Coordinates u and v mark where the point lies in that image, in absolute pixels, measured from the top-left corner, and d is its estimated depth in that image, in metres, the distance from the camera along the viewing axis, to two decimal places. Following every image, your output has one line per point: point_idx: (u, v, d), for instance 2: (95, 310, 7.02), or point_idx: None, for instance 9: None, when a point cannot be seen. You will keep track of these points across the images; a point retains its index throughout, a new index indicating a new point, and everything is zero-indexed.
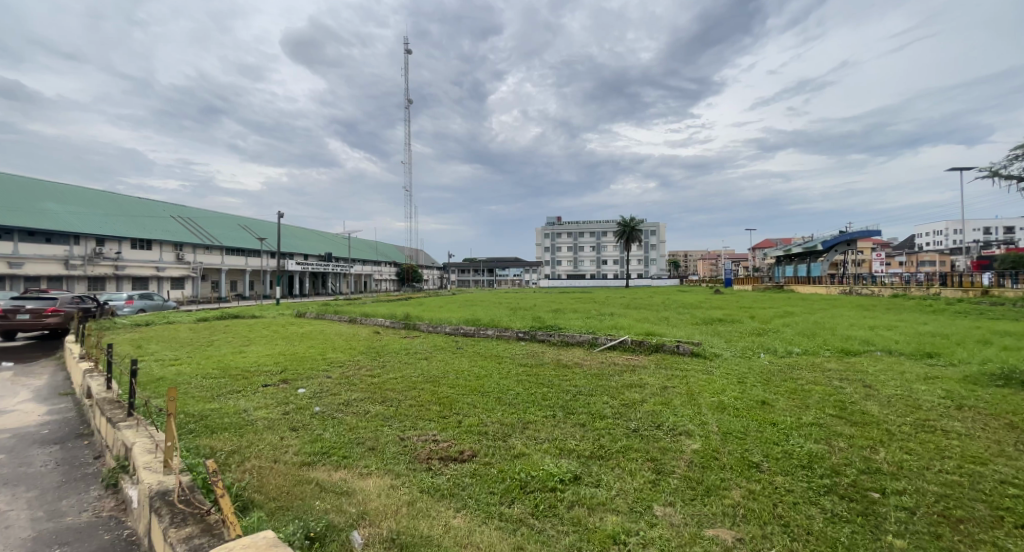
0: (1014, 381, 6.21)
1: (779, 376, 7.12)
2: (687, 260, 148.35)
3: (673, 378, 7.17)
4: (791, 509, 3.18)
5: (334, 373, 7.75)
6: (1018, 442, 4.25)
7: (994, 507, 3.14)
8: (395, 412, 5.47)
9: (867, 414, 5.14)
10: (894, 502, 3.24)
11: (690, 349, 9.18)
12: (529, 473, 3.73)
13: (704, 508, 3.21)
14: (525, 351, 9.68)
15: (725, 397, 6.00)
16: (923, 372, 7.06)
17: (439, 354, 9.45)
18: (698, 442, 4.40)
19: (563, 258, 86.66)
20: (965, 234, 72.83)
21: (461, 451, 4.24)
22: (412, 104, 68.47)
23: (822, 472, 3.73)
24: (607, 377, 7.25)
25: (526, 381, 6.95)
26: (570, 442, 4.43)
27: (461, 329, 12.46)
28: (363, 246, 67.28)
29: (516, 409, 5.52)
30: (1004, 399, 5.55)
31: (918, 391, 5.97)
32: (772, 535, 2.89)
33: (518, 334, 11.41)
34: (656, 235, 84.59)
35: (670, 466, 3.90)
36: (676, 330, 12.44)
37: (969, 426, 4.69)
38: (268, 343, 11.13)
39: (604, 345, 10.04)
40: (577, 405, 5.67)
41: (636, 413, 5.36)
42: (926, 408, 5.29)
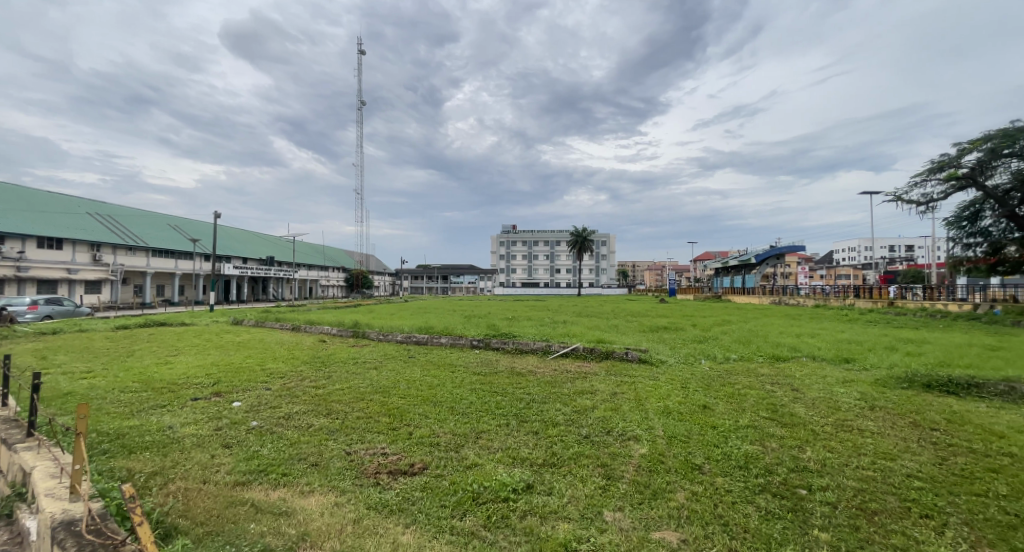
0: (917, 383, 6.94)
1: (718, 381, 7.53)
2: (635, 271, 154.44)
3: (623, 384, 7.38)
4: (730, 509, 3.35)
5: (274, 385, 7.27)
6: (920, 438, 4.75)
7: (903, 498, 3.47)
8: (341, 425, 5.22)
9: (795, 416, 5.55)
10: (820, 497, 3.50)
11: (637, 355, 9.53)
12: (481, 484, 3.67)
13: (650, 512, 3.31)
14: (479, 359, 9.62)
15: (669, 402, 6.26)
16: (841, 376, 7.74)
17: (390, 363, 9.17)
18: (645, 447, 4.54)
19: (517, 266, 87.70)
20: (875, 251, 81.39)
21: (411, 464, 4.10)
22: (364, 104, 66.50)
23: (757, 472, 3.97)
24: (560, 384, 7.34)
25: (478, 389, 6.87)
26: (523, 451, 4.42)
27: (413, 338, 12.14)
28: (309, 251, 64.30)
29: (469, 418, 5.44)
30: (908, 399, 6.20)
31: (838, 394, 6.55)
32: (712, 535, 3.02)
33: (472, 342, 11.31)
34: (606, 246, 87.81)
35: (620, 471, 4.00)
36: (625, 337, 12.90)
37: (881, 424, 5.20)
38: (198, 353, 10.26)
39: (556, 352, 10.18)
40: (530, 413, 5.68)
41: (587, 419, 5.45)
42: (844, 409, 5.81)
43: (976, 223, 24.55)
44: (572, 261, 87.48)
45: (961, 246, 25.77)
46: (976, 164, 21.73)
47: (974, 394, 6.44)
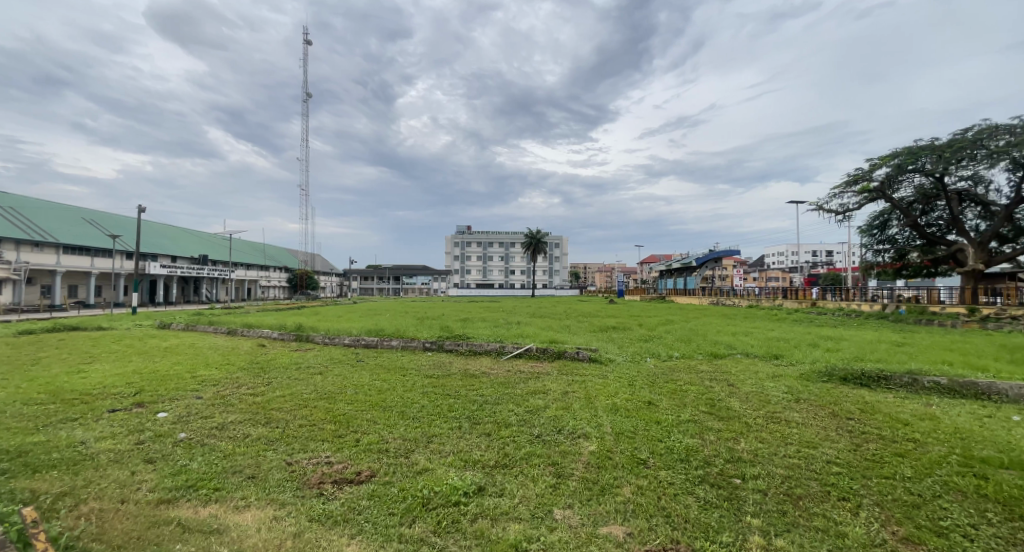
0: (836, 376, 7.62)
1: (663, 378, 7.88)
2: (586, 272, 158.42)
3: (574, 383, 7.53)
4: (672, 500, 3.51)
5: (206, 393, 6.75)
6: (838, 427, 5.23)
7: (824, 483, 3.79)
8: (282, 434, 4.94)
9: (730, 409, 5.93)
10: (752, 486, 3.75)
11: (588, 355, 9.76)
12: (431, 489, 3.60)
13: (598, 508, 3.40)
14: (431, 362, 9.42)
15: (617, 399, 6.47)
16: (771, 372, 8.35)
17: (336, 368, 8.78)
18: (594, 444, 4.67)
19: (471, 267, 87.42)
20: (800, 255, 88.76)
21: (358, 472, 3.95)
22: (311, 96, 63.46)
23: (697, 464, 4.19)
24: (513, 385, 7.39)
25: (431, 393, 6.75)
26: (475, 453, 4.39)
27: (362, 341, 11.73)
28: (248, 249, 60.49)
29: (421, 422, 5.33)
30: (829, 392, 6.80)
31: (768, 388, 7.06)
32: (656, 527, 3.15)
33: (424, 345, 11.10)
34: (559, 248, 89.62)
35: (570, 468, 4.07)
36: (577, 337, 13.22)
37: (805, 415, 5.66)
38: (117, 360, 9.34)
39: (510, 353, 10.23)
40: (483, 415, 5.67)
41: (539, 419, 5.51)
42: (774, 402, 6.29)
43: (885, 232, 27.68)
44: (525, 262, 88.39)
45: (872, 252, 28.75)
46: (884, 178, 24.33)
47: (883, 385, 7.16)
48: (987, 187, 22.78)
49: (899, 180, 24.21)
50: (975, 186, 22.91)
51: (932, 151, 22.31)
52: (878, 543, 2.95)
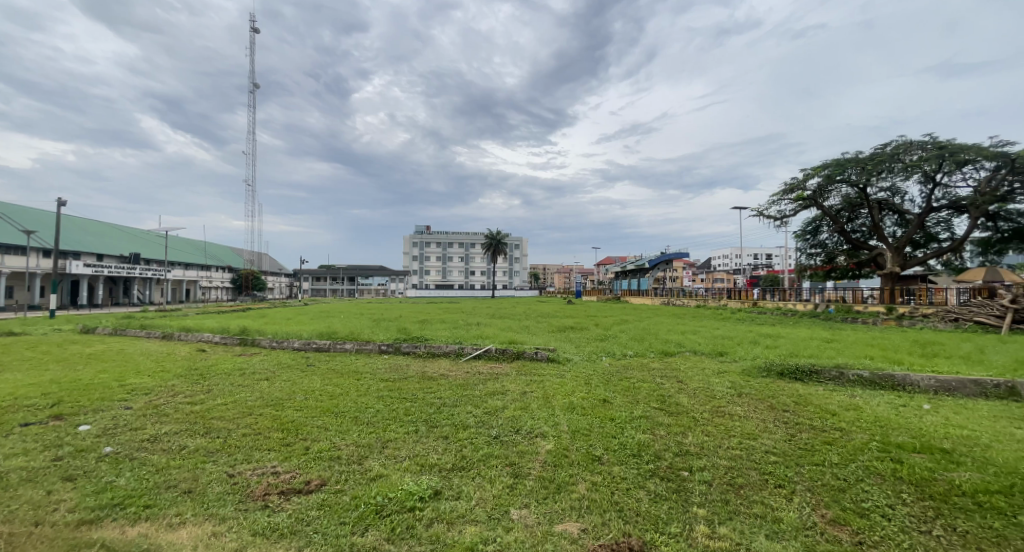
0: (774, 371, 8.17)
1: (617, 376, 8.12)
2: (545, 273, 160.27)
3: (532, 383, 7.60)
4: (624, 495, 3.62)
5: (137, 403, 6.23)
6: (776, 419, 5.60)
7: (763, 472, 4.04)
8: (223, 444, 4.65)
9: (679, 404, 6.21)
10: (698, 477, 3.94)
11: (546, 355, 9.88)
12: (385, 496, 3.51)
13: (554, 506, 3.45)
14: (388, 365, 9.19)
15: (573, 397, 6.60)
16: (717, 368, 8.82)
17: (285, 373, 8.38)
18: (551, 442, 4.73)
19: (430, 268, 86.25)
20: (744, 258, 94.41)
21: (307, 482, 3.79)
22: (259, 86, 60.09)
23: (648, 458, 4.35)
24: (471, 386, 7.35)
25: (387, 397, 6.59)
26: (432, 457, 4.33)
27: (313, 344, 11.27)
28: (186, 248, 56.50)
29: (375, 427, 5.19)
30: (767, 386, 7.27)
31: (714, 383, 7.46)
32: (609, 522, 3.24)
33: (380, 347, 10.82)
34: (519, 250, 90.27)
35: (527, 468, 4.10)
36: (535, 338, 13.36)
37: (747, 409, 6.03)
38: (29, 369, 8.44)
39: (469, 354, 10.16)
40: (440, 417, 5.60)
41: (497, 420, 5.52)
42: (719, 397, 6.63)
43: (816, 237, 29.95)
44: (485, 263, 88.30)
45: (806, 255, 31.08)
46: (816, 187, 26.34)
47: (815, 379, 7.74)
48: (903, 197, 25.21)
49: (829, 190, 26.30)
50: (893, 196, 25.32)
51: (856, 163, 24.40)
52: (810, 525, 3.18)
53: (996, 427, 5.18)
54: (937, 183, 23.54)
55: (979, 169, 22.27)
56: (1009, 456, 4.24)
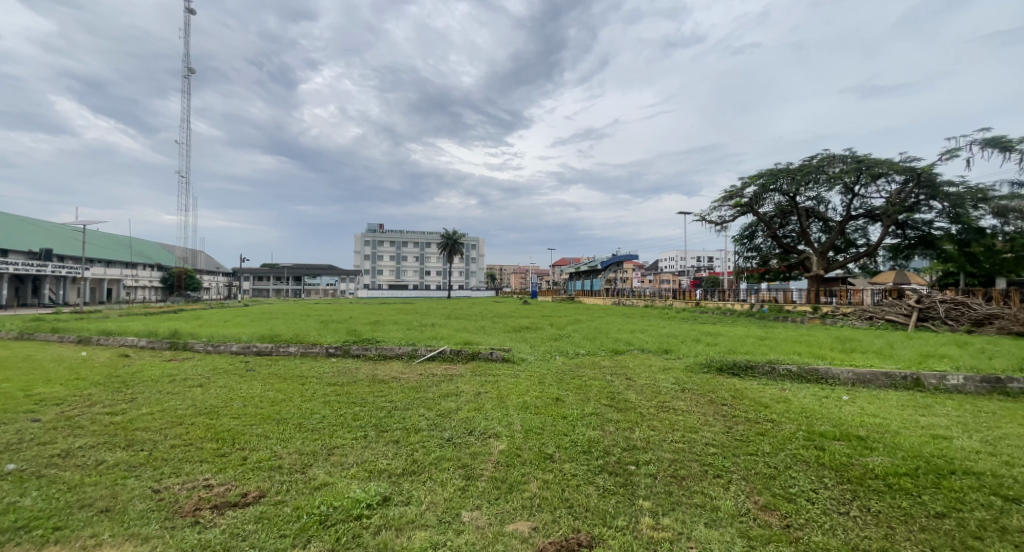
0: (714, 367, 8.66)
1: (570, 375, 8.28)
2: (501, 273, 160.66)
3: (486, 384, 7.58)
4: (574, 491, 3.69)
5: (44, 415, 5.59)
6: (716, 413, 5.92)
7: (704, 464, 4.26)
8: (148, 457, 4.27)
9: (627, 401, 6.43)
10: (644, 471, 4.09)
11: (501, 355, 9.90)
12: (330, 505, 3.36)
13: (506, 505, 3.46)
14: (336, 368, 8.85)
15: (527, 396, 6.66)
16: (663, 365, 9.23)
17: (222, 378, 7.85)
18: (503, 442, 4.74)
19: (383, 268, 84.05)
20: (688, 261, 99.57)
21: (244, 494, 3.56)
22: (194, 72, 55.87)
23: (597, 454, 4.46)
24: (424, 388, 7.21)
25: (334, 401, 6.34)
26: (381, 462, 4.21)
27: (253, 348, 10.62)
28: (108, 244, 51.54)
29: (321, 434, 4.98)
30: (709, 382, 7.69)
31: (660, 380, 7.78)
32: (560, 519, 3.28)
33: (327, 350, 10.39)
34: (475, 250, 90.04)
35: (479, 469, 4.08)
36: (490, 338, 13.36)
37: (690, 403, 6.35)
38: None
39: (423, 356, 9.97)
40: (390, 421, 5.45)
41: (450, 422, 5.46)
42: (665, 392, 6.94)
43: (752, 241, 32.10)
44: (440, 263, 87.24)
45: (743, 258, 33.25)
46: (753, 195, 28.18)
47: (750, 374, 8.28)
48: (827, 206, 27.53)
49: (763, 198, 28.23)
50: (818, 205, 27.60)
51: (788, 174, 26.37)
52: (744, 512, 3.39)
53: (902, 415, 5.78)
54: (856, 194, 25.90)
55: (891, 182, 24.70)
56: (913, 441, 4.73)
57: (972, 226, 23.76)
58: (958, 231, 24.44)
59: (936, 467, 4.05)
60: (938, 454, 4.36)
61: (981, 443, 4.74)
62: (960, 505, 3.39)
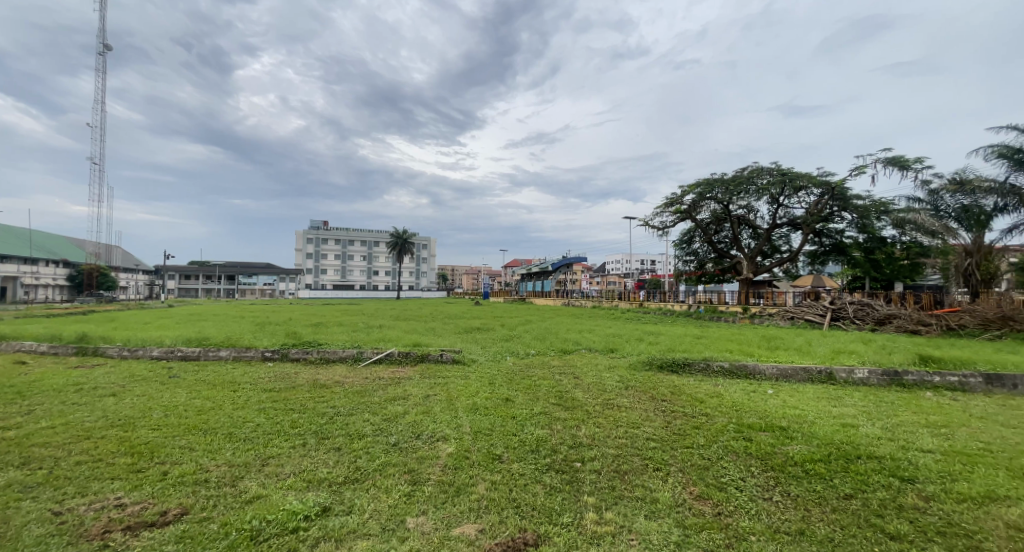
0: (656, 365, 9.07)
1: (519, 375, 8.35)
2: (453, 273, 159.68)
3: (435, 386, 7.46)
4: (522, 491, 3.72)
5: None
6: (657, 408, 6.19)
7: (646, 458, 4.44)
8: (49, 476, 3.79)
9: (574, 399, 6.58)
10: (590, 467, 4.20)
11: (451, 357, 9.77)
12: (263, 518, 3.16)
13: (452, 510, 3.41)
14: (273, 373, 8.33)
15: (477, 398, 6.63)
16: (609, 363, 9.54)
17: (141, 386, 7.16)
18: (452, 445, 4.68)
19: (328, 267, 80.55)
20: (633, 264, 104.06)
21: (163, 512, 3.26)
22: (111, 50, 50.64)
23: (545, 453, 4.53)
24: (370, 393, 6.96)
25: (270, 409, 5.97)
26: (321, 471, 4.01)
27: (177, 352, 9.77)
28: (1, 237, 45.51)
29: (255, 443, 4.67)
30: (651, 379, 8.04)
31: (606, 378, 8.04)
32: (507, 519, 3.29)
33: (263, 354, 9.77)
34: (426, 250, 88.68)
35: (426, 474, 4.00)
36: (441, 339, 13.16)
37: (633, 400, 6.61)
38: None
39: (369, 359, 9.63)
40: (333, 428, 5.21)
41: (396, 426, 5.30)
42: (610, 390, 7.18)
43: (690, 246, 34.04)
44: (389, 263, 84.83)
45: (683, 261, 35.21)
46: (691, 202, 29.88)
47: (688, 370, 8.76)
48: (755, 215, 29.75)
49: (701, 205, 29.99)
50: (748, 213, 29.76)
51: (722, 183, 28.20)
52: (681, 503, 3.56)
53: (818, 406, 6.36)
54: (780, 204, 28.20)
55: (810, 194, 27.12)
56: (827, 430, 5.22)
57: (876, 235, 26.63)
58: (864, 239, 27.24)
59: (845, 452, 4.48)
60: (847, 441, 4.83)
61: (882, 429, 5.32)
62: (864, 486, 3.78)
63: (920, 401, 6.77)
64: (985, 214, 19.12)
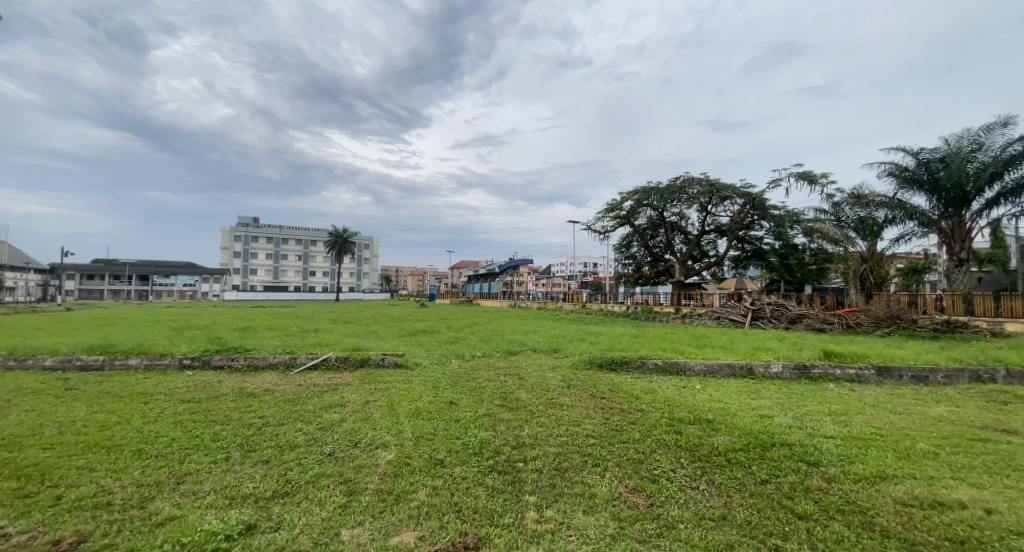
0: (596, 364, 9.39)
1: (464, 377, 8.29)
2: (397, 274, 156.08)
3: (376, 392, 7.21)
4: (464, 495, 3.69)
5: None
6: (597, 406, 6.39)
7: (586, 455, 4.56)
8: None
9: (519, 400, 6.64)
10: (532, 467, 4.25)
11: (393, 361, 9.48)
12: (178, 542, 2.88)
13: (391, 518, 3.31)
14: (192, 382, 7.64)
15: (420, 402, 6.49)
16: (552, 363, 9.73)
17: (30, 400, 6.29)
18: (392, 452, 4.54)
19: (259, 267, 75.44)
20: (577, 265, 107.32)
21: (53, 542, 2.87)
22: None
23: (488, 455, 4.52)
24: (304, 401, 6.58)
25: (188, 422, 5.46)
26: (246, 486, 3.73)
27: (77, 361, 8.68)
28: None
29: (169, 460, 4.25)
30: (593, 377, 8.31)
31: (550, 378, 8.21)
32: (447, 525, 3.25)
33: (181, 362, 8.94)
34: (369, 250, 85.72)
35: (364, 483, 3.85)
36: (383, 343, 12.75)
37: (575, 398, 6.80)
38: None
39: (303, 365, 9.11)
40: (261, 439, 4.87)
41: (332, 435, 5.07)
42: (553, 389, 7.33)
43: (629, 250, 35.67)
44: (327, 263, 80.96)
45: (622, 264, 36.80)
46: (630, 209, 31.27)
47: (627, 368, 9.14)
48: (687, 221, 31.73)
49: (638, 212, 31.48)
50: (680, 220, 31.67)
51: (657, 192, 29.78)
52: (617, 496, 3.71)
53: (740, 399, 6.89)
54: (708, 212, 30.29)
55: (734, 203, 29.39)
56: (746, 421, 5.67)
57: (789, 242, 29.41)
58: (780, 246, 30.06)
59: (762, 441, 4.89)
60: (764, 431, 5.28)
61: (793, 418, 5.88)
62: (777, 471, 4.15)
63: (824, 392, 7.56)
64: (877, 225, 21.70)
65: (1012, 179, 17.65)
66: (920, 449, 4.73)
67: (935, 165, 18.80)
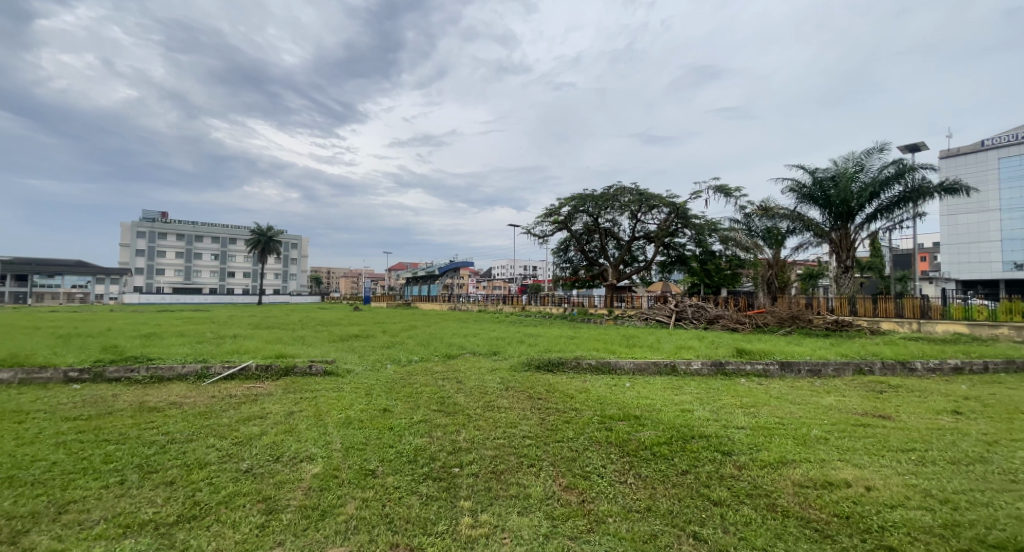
0: (533, 365, 9.54)
1: (399, 383, 8.05)
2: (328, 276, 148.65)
3: (301, 402, 6.75)
4: (396, 505, 3.57)
5: None
6: (534, 407, 6.48)
7: (522, 456, 4.60)
8: None
9: (457, 404, 6.55)
10: (467, 471, 4.22)
11: (322, 368, 8.96)
12: None
13: (315, 535, 3.12)
14: (80, 398, 6.69)
15: (351, 411, 6.19)
16: (490, 366, 9.73)
17: None
18: (318, 465, 4.29)
19: (169, 267, 68.31)
20: (515, 268, 109.01)
21: None
22: None
23: (423, 462, 4.42)
24: (218, 414, 6.02)
25: (73, 442, 4.76)
26: (146, 512, 3.34)
27: None
28: None
29: (48, 487, 3.67)
30: (529, 378, 8.44)
31: (487, 380, 8.21)
32: (377, 537, 3.12)
33: (66, 376, 7.79)
34: (297, 250, 80.85)
35: (285, 500, 3.59)
36: (312, 349, 12.05)
37: (512, 400, 6.85)
38: None
39: (218, 375, 8.32)
40: (163, 459, 4.37)
41: (250, 450, 4.67)
42: (490, 392, 7.36)
43: (566, 254, 36.70)
44: (249, 263, 75.10)
45: (559, 268, 37.81)
46: (567, 214, 32.21)
47: (563, 369, 9.38)
48: (619, 228, 33.28)
49: (575, 217, 32.54)
50: (613, 226, 33.14)
51: (592, 199, 30.97)
52: (550, 495, 3.79)
53: (665, 396, 7.33)
54: (638, 220, 32.00)
55: (661, 212, 31.32)
56: (671, 416, 6.04)
57: (708, 249, 31.93)
58: (700, 252, 32.54)
59: (683, 434, 5.24)
60: (685, 424, 5.66)
61: (711, 411, 6.37)
62: (696, 462, 4.45)
63: (737, 386, 8.26)
64: (781, 234, 24.14)
65: (886, 198, 20.49)
66: (814, 435, 5.33)
67: (827, 183, 21.33)
